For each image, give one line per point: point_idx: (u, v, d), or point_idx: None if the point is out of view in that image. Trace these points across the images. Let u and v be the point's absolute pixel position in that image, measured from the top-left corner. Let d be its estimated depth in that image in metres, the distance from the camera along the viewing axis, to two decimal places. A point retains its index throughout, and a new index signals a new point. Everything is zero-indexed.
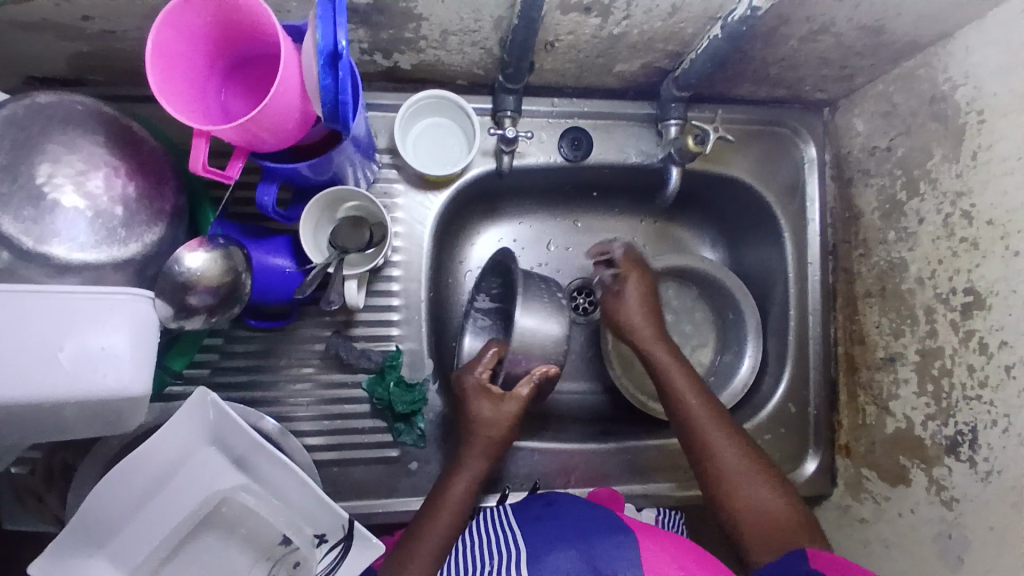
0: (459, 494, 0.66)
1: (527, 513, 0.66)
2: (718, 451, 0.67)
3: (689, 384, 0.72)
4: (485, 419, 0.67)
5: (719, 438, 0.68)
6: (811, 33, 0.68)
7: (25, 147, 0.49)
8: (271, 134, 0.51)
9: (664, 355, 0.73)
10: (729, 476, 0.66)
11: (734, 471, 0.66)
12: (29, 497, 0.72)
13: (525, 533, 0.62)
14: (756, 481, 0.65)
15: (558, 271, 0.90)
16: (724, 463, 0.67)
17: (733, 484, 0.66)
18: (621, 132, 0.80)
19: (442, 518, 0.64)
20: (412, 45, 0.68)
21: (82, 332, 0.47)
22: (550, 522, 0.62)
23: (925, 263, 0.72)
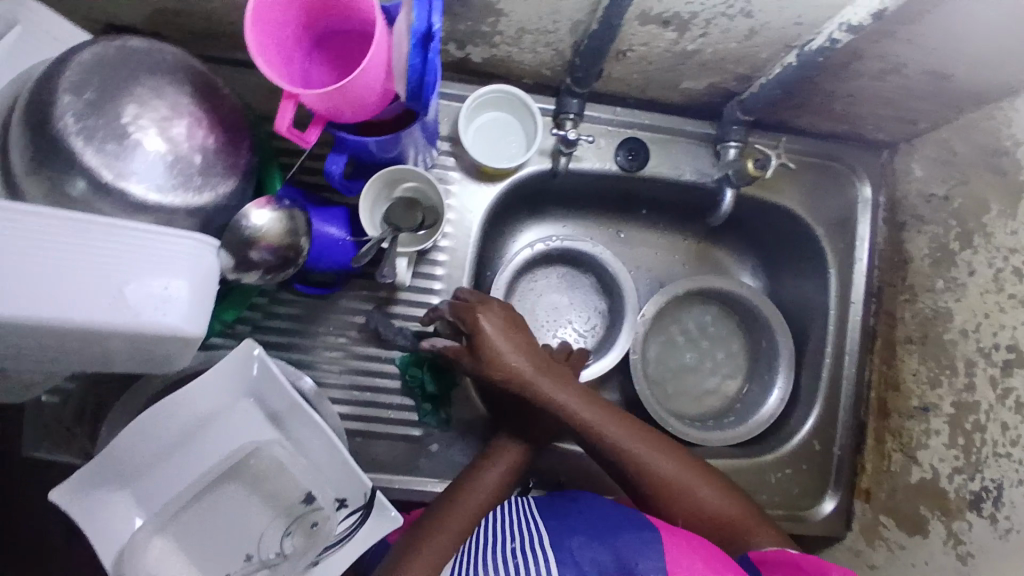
0: (486, 489, 0.68)
1: (550, 506, 0.65)
2: (656, 465, 0.67)
3: (592, 411, 0.69)
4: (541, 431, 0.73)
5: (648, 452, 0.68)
6: (883, 72, 0.69)
7: (115, 86, 0.51)
8: (351, 107, 0.53)
9: (560, 394, 0.69)
10: (670, 483, 0.67)
11: (672, 477, 0.67)
12: (59, 429, 0.73)
13: (547, 521, 0.62)
14: (695, 483, 0.67)
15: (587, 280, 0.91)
16: (664, 475, 0.67)
17: (676, 493, 0.66)
18: (678, 149, 0.81)
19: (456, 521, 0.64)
20: (487, 39, 0.70)
21: (147, 270, 0.50)
22: (574, 516, 0.62)
23: (971, 316, 0.72)
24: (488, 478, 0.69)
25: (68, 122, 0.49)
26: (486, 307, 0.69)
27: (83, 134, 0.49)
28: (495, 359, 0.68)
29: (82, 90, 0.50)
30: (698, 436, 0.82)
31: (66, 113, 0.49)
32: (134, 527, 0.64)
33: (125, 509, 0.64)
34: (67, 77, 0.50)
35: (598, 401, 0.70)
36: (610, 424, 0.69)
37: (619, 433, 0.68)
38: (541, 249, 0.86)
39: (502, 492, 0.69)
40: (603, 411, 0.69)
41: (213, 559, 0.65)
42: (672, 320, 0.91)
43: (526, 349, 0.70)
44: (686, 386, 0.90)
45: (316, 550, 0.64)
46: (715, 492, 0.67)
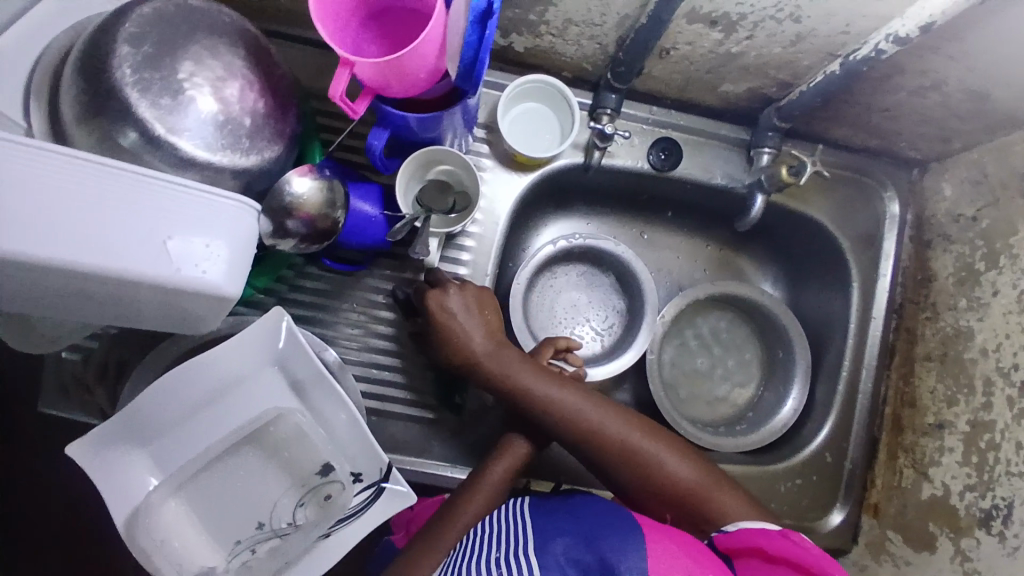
0: (488, 495, 0.69)
1: (542, 504, 0.65)
2: (612, 432, 0.68)
3: (546, 382, 0.70)
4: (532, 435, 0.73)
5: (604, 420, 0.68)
6: (921, 89, 0.69)
7: (174, 42, 0.52)
8: (399, 81, 0.53)
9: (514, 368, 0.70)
10: (629, 450, 0.67)
11: (629, 443, 0.68)
12: (79, 386, 0.74)
13: (536, 522, 0.62)
14: (653, 447, 0.67)
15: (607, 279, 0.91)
16: (621, 442, 0.68)
17: (635, 459, 0.67)
18: (710, 152, 0.81)
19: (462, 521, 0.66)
20: (532, 28, 0.70)
21: (192, 227, 0.50)
22: (563, 516, 0.62)
23: (992, 335, 0.72)
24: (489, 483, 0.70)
25: (125, 73, 0.50)
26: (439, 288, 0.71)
27: (138, 86, 0.50)
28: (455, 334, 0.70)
29: (140, 43, 0.51)
30: (709, 441, 0.82)
31: (124, 64, 0.50)
32: (149, 488, 0.63)
33: (142, 469, 0.63)
34: (127, 28, 0.51)
35: (552, 373, 0.71)
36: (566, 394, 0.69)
37: (575, 403, 0.69)
38: (563, 246, 0.86)
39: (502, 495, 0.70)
40: (558, 383, 0.70)
41: (224, 524, 0.65)
42: (690, 323, 0.92)
43: (484, 326, 0.72)
44: (700, 391, 0.90)
45: (331, 521, 0.65)
46: (674, 455, 0.67)
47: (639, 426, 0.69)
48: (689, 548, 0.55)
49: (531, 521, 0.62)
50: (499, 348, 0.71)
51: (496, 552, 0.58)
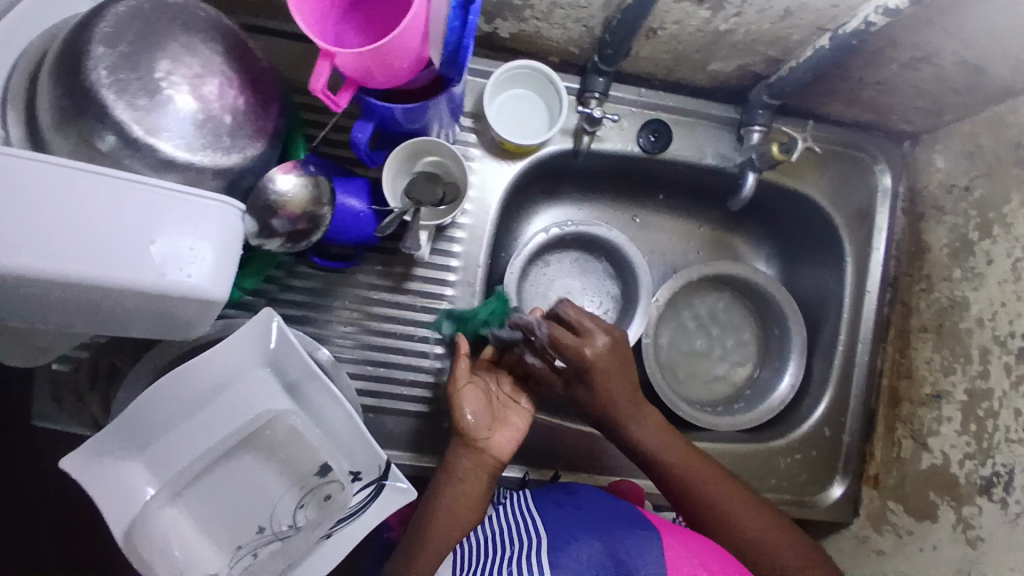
0: (449, 497, 0.65)
1: (548, 500, 0.68)
2: (741, 519, 0.66)
3: (686, 453, 0.70)
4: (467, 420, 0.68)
5: (736, 505, 0.67)
6: (913, 61, 0.69)
7: (148, 40, 0.50)
8: (382, 70, 0.52)
9: (650, 434, 0.70)
10: (757, 542, 0.66)
11: (760, 537, 0.66)
12: (70, 395, 0.71)
13: (549, 520, 0.64)
14: (781, 543, 0.65)
15: (599, 265, 0.91)
16: (753, 533, 0.66)
17: (761, 553, 0.65)
18: (701, 132, 0.80)
19: (438, 525, 0.63)
20: (517, 12, 0.69)
21: (175, 230, 0.48)
22: (572, 513, 0.65)
23: (987, 305, 0.72)
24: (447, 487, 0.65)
25: (100, 74, 0.48)
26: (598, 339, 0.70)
27: (114, 87, 0.48)
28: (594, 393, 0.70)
29: (115, 42, 0.49)
30: (708, 422, 0.82)
31: (98, 64, 0.48)
32: (147, 495, 0.63)
33: (139, 476, 0.63)
34: (101, 27, 0.49)
35: (692, 449, 0.71)
36: (702, 472, 0.69)
37: (707, 480, 0.68)
38: (556, 233, 0.86)
39: (466, 489, 0.65)
40: (700, 460, 0.70)
41: (224, 530, 0.65)
42: (686, 305, 0.91)
43: (629, 388, 0.71)
44: (698, 373, 0.90)
45: (331, 521, 0.64)
46: (797, 554, 0.65)
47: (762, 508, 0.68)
48: (701, 550, 0.59)
49: (540, 516, 0.65)
50: (644, 417, 0.71)
51: (510, 548, 0.61)
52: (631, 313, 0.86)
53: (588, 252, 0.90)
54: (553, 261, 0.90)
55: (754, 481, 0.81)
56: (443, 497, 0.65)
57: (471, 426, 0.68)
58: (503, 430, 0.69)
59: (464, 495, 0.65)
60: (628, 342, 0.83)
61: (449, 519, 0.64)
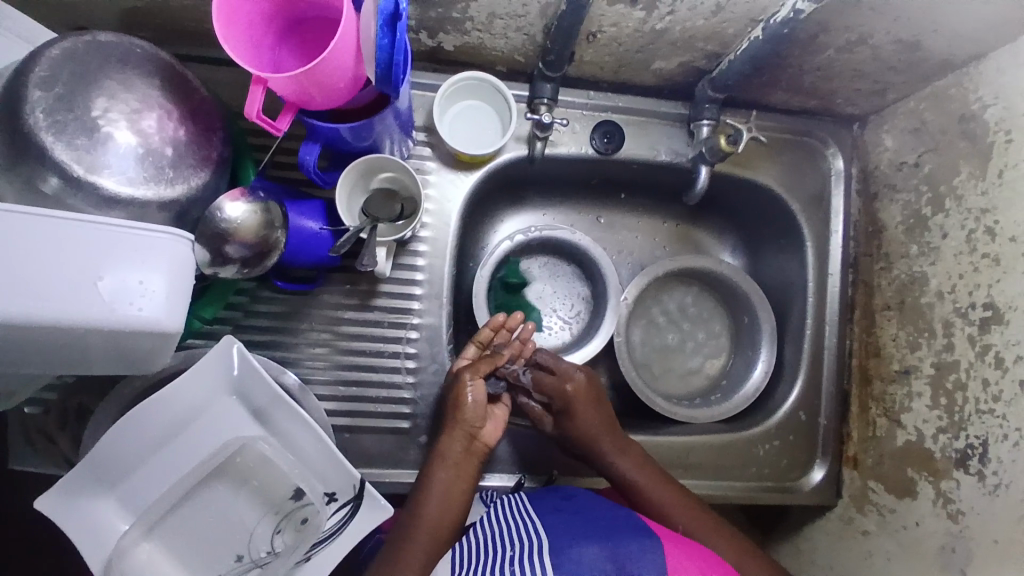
0: (433, 502, 0.67)
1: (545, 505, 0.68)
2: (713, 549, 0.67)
3: (662, 483, 0.71)
4: (466, 417, 0.70)
5: (709, 532, 0.68)
6: (849, 44, 0.70)
7: (84, 80, 0.51)
8: (320, 92, 0.53)
9: (628, 462, 0.73)
10: None
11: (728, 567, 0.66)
12: (41, 437, 0.71)
13: (545, 524, 0.63)
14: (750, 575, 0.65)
15: (567, 267, 0.91)
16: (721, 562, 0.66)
17: None
18: (653, 129, 0.81)
19: (430, 510, 0.66)
20: (458, 25, 0.70)
21: (123, 264, 0.49)
22: (569, 516, 0.65)
23: (946, 278, 0.73)
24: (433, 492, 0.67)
25: (37, 117, 0.48)
26: (573, 377, 0.76)
27: (53, 129, 0.48)
28: (574, 422, 0.74)
29: (51, 85, 0.49)
30: (686, 415, 0.83)
31: (35, 108, 0.49)
32: (120, 532, 0.62)
33: (111, 514, 0.62)
34: (36, 71, 0.49)
35: (670, 480, 0.72)
36: (676, 501, 0.70)
37: (680, 509, 0.70)
38: (522, 240, 0.85)
39: (450, 495, 0.67)
40: (675, 491, 0.71)
41: (202, 564, 0.64)
42: (655, 301, 0.92)
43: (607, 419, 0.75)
44: (672, 367, 0.90)
45: (307, 545, 0.64)
46: None
47: (751, 552, 0.68)
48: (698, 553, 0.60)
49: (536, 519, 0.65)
50: (622, 447, 0.73)
51: (508, 548, 0.60)
52: (601, 314, 0.86)
53: (555, 256, 0.91)
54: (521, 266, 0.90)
55: (735, 470, 0.82)
56: (438, 483, 0.68)
57: (471, 415, 0.70)
58: (493, 418, 0.74)
59: (456, 481, 0.69)
60: (599, 343, 0.84)
61: (443, 503, 0.67)
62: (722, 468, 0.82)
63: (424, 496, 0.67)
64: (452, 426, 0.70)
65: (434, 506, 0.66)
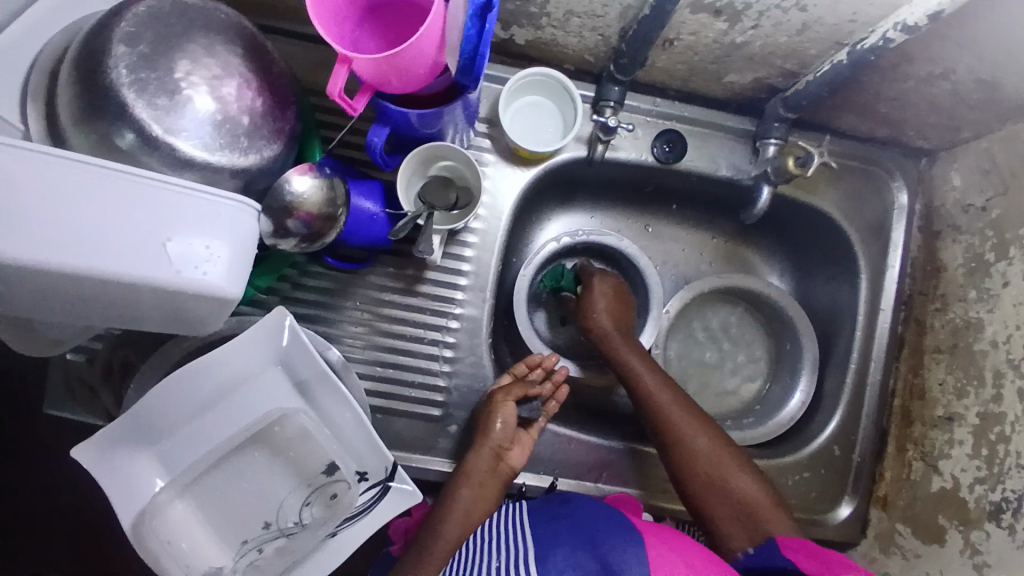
0: (456, 519, 0.68)
1: (542, 510, 0.67)
2: (701, 447, 0.71)
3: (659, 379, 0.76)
4: (494, 437, 0.71)
5: (699, 430, 0.72)
6: (931, 76, 0.68)
7: (169, 41, 0.51)
8: (398, 76, 0.52)
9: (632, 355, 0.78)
10: (709, 466, 0.70)
11: (714, 462, 0.70)
12: (84, 388, 0.73)
13: (536, 532, 0.63)
14: (737, 473, 0.69)
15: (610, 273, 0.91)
16: (707, 457, 0.70)
17: (713, 477, 0.69)
18: (715, 143, 0.80)
19: (452, 527, 0.67)
20: (533, 20, 0.69)
21: (190, 228, 0.49)
22: (564, 523, 0.64)
23: (1002, 327, 0.71)
24: (455, 507, 0.68)
25: (121, 73, 0.49)
26: (601, 279, 0.83)
27: (135, 87, 0.49)
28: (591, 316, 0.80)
29: (136, 42, 0.50)
30: None
31: (119, 63, 0.49)
32: (155, 488, 0.63)
33: (147, 468, 0.63)
34: (123, 27, 0.50)
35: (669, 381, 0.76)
36: (674, 400, 0.74)
37: (673, 405, 0.74)
38: (568, 242, 0.85)
39: (473, 513, 0.69)
40: (670, 389, 0.75)
41: (233, 526, 0.65)
42: (696, 317, 0.91)
43: (620, 322, 0.81)
44: (707, 385, 0.89)
45: (338, 519, 0.65)
46: (752, 484, 0.68)
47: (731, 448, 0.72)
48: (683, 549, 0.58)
49: (531, 528, 0.65)
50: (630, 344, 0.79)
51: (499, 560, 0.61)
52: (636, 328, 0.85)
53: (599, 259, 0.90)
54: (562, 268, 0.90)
55: None
56: (461, 499, 0.69)
57: (498, 434, 0.71)
58: (521, 444, 0.74)
59: (479, 499, 0.70)
60: None
61: (464, 519, 0.68)
62: None
63: (446, 511, 0.68)
64: (479, 444, 0.71)
65: (453, 523, 0.67)
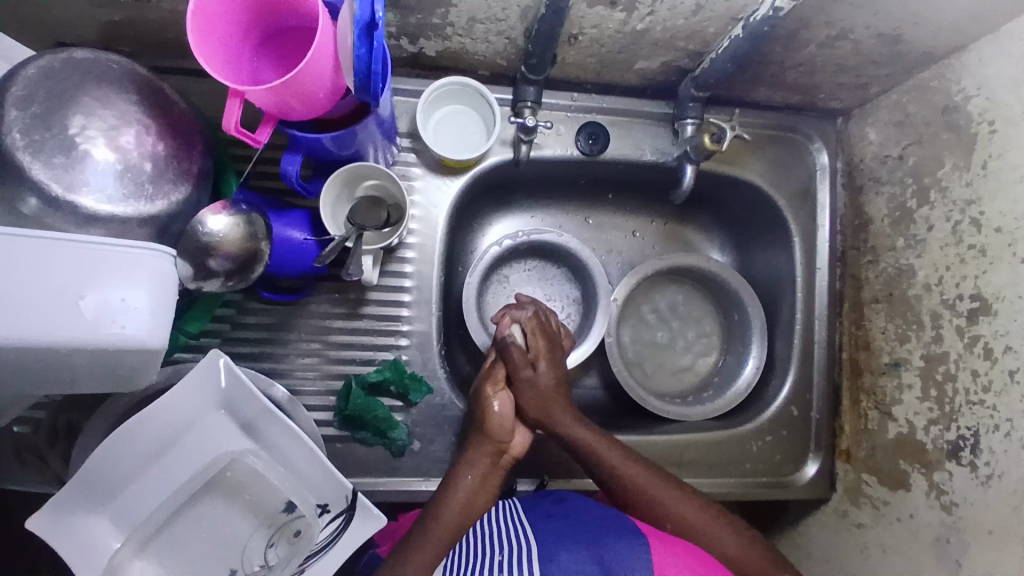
0: (457, 502, 0.67)
1: (538, 512, 0.67)
2: (675, 508, 0.67)
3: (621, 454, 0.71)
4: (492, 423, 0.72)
5: (668, 494, 0.68)
6: (830, 39, 0.70)
7: (60, 98, 0.50)
8: (300, 103, 0.52)
9: (582, 431, 0.72)
10: (690, 526, 0.66)
11: (691, 519, 0.66)
12: (31, 456, 0.70)
13: (538, 532, 0.62)
14: (720, 526, 0.66)
15: (555, 269, 0.91)
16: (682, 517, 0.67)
17: (696, 536, 0.65)
18: (637, 129, 0.81)
19: (450, 511, 0.66)
20: (439, 31, 0.69)
21: (104, 282, 0.48)
22: (564, 523, 0.64)
23: (933, 270, 0.73)
24: (458, 492, 0.68)
25: (14, 137, 0.48)
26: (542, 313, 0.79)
27: (30, 149, 0.48)
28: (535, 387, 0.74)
29: (27, 104, 0.49)
30: (678, 413, 0.82)
31: (11, 127, 0.48)
32: (112, 550, 0.61)
33: (102, 533, 0.62)
34: (11, 90, 0.49)
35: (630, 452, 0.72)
36: (639, 469, 0.70)
37: (638, 475, 0.69)
38: (510, 245, 0.85)
39: (475, 498, 0.68)
40: (633, 458, 0.71)
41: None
42: (645, 301, 0.92)
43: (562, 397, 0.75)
44: (664, 366, 0.90)
45: (301, 556, 0.64)
46: (736, 531, 0.66)
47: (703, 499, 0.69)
48: (691, 557, 0.59)
49: (532, 529, 0.63)
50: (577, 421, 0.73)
51: (498, 554, 0.59)
52: (592, 318, 0.86)
53: (543, 257, 0.91)
54: (509, 270, 0.90)
55: (729, 467, 0.82)
56: (463, 482, 0.68)
57: (495, 429, 0.71)
58: (520, 433, 0.75)
59: (478, 487, 0.69)
60: (589, 347, 0.83)
61: (466, 503, 0.67)
62: (716, 466, 0.82)
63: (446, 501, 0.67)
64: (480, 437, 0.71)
65: (451, 507, 0.66)
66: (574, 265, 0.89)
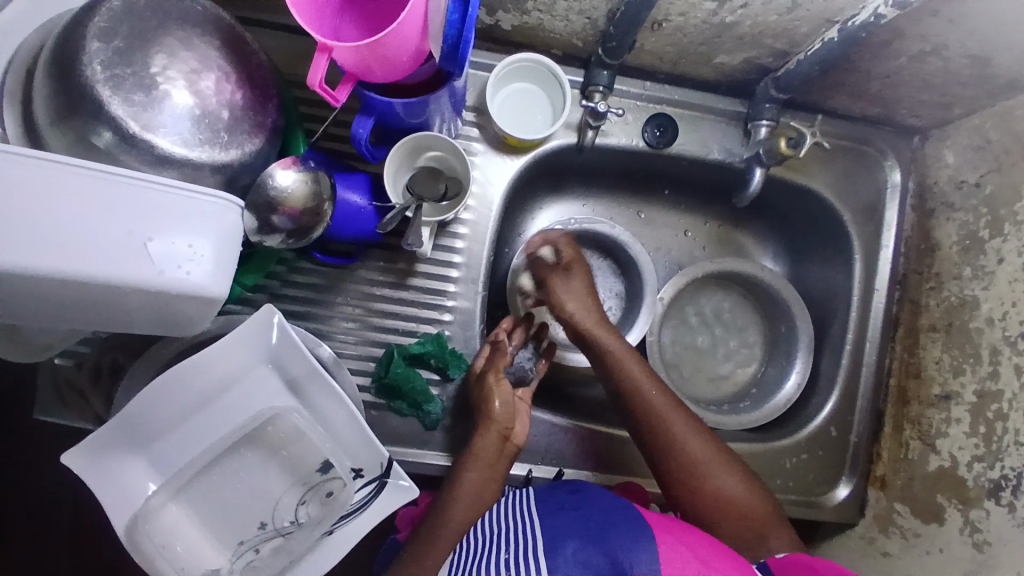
0: (465, 500, 0.67)
1: (548, 500, 0.66)
2: (687, 441, 0.70)
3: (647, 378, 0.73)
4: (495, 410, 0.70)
5: (686, 427, 0.71)
6: (922, 54, 0.67)
7: (145, 34, 0.50)
8: (381, 66, 0.51)
9: (615, 346, 0.75)
10: (699, 462, 0.69)
11: (699, 451, 0.70)
12: (72, 390, 0.71)
13: (545, 525, 0.62)
14: (725, 470, 0.69)
15: (601, 259, 0.89)
16: (694, 451, 0.70)
17: (702, 472, 0.69)
18: (707, 127, 0.79)
19: (460, 506, 0.66)
20: (519, 4, 0.68)
21: (172, 227, 0.47)
22: (571, 514, 0.63)
23: (998, 304, 0.71)
24: (466, 486, 0.67)
25: (95, 70, 0.48)
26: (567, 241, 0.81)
27: (110, 83, 0.48)
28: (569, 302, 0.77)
29: (110, 37, 0.48)
30: (714, 420, 0.81)
31: (93, 59, 0.48)
32: (148, 493, 0.62)
33: (140, 474, 0.62)
34: (96, 21, 0.48)
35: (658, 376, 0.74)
36: (660, 393, 0.72)
37: (658, 399, 0.72)
38: (561, 231, 0.84)
39: (480, 492, 0.67)
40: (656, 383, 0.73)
41: (229, 526, 0.65)
42: (689, 304, 0.90)
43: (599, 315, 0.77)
44: (703, 370, 0.89)
45: (333, 518, 0.65)
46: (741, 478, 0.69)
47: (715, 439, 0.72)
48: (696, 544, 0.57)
49: (538, 521, 0.63)
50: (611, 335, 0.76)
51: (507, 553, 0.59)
52: (634, 314, 0.85)
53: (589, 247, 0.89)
54: None
55: (761, 481, 0.81)
56: (469, 478, 0.68)
57: (501, 414, 0.70)
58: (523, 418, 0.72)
59: (485, 483, 0.68)
60: (630, 344, 0.82)
61: (472, 500, 0.67)
62: None
63: (456, 492, 0.67)
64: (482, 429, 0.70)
65: (459, 506, 0.66)
66: (622, 258, 0.87)
